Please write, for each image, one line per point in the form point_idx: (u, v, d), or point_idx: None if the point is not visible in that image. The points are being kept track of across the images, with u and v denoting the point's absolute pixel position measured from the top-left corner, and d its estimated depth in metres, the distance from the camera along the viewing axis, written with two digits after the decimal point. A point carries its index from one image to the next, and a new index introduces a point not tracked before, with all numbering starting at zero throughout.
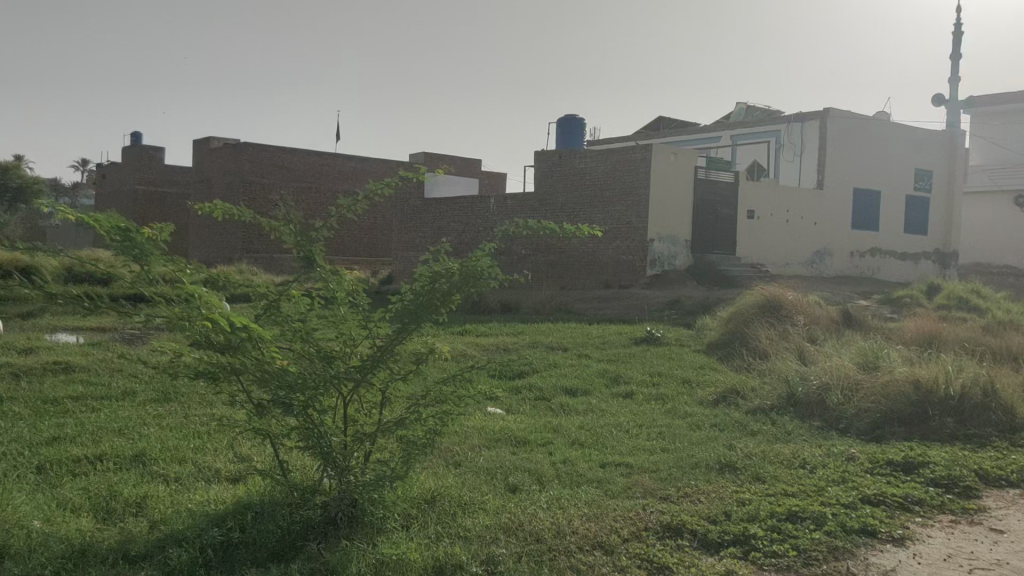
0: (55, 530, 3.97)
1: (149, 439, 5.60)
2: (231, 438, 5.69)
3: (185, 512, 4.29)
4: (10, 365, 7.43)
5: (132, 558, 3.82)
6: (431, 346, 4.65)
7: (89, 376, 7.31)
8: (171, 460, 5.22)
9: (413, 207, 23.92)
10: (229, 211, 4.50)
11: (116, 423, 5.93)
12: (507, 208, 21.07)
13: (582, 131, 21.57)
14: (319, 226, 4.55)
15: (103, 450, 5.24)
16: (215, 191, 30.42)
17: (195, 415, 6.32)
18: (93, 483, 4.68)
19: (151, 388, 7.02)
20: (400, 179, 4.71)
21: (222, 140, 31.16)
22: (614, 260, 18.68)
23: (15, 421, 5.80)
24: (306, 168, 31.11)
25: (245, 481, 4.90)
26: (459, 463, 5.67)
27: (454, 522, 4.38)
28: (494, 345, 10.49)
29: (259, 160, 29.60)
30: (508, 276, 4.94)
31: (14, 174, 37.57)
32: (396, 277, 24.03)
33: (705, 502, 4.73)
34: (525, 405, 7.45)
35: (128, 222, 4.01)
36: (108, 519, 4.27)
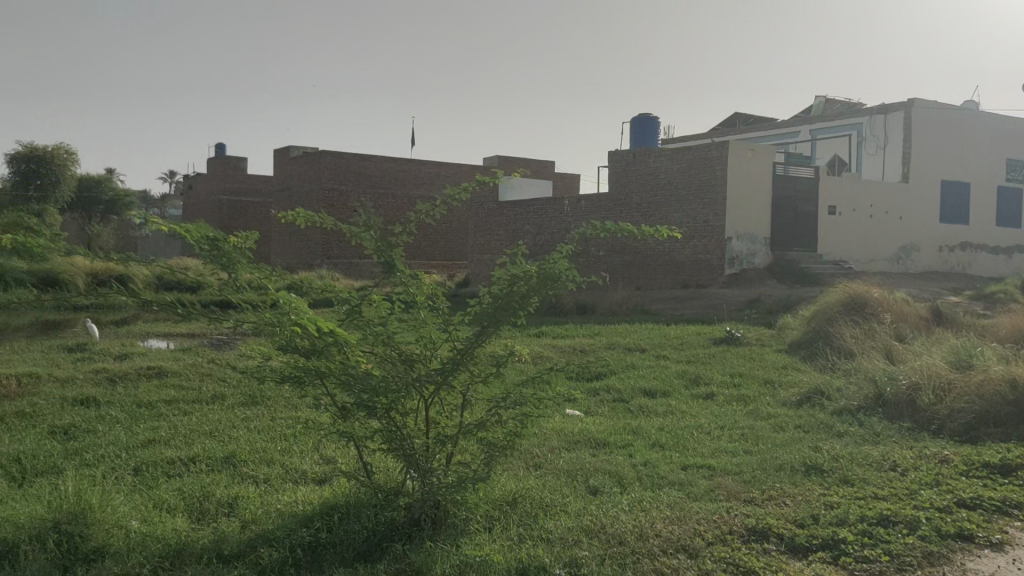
0: (152, 529, 4.11)
1: (238, 441, 5.78)
2: (316, 441, 5.83)
3: (275, 513, 4.42)
4: (106, 371, 7.75)
5: (226, 557, 3.94)
6: (511, 348, 4.67)
7: (182, 381, 7.55)
8: (260, 461, 5.38)
9: (488, 210, 24.07)
10: (311, 220, 4.60)
11: (207, 426, 6.13)
12: (581, 209, 21.06)
13: (656, 129, 21.36)
14: (398, 232, 4.62)
15: (196, 453, 5.43)
16: (296, 199, 31.21)
17: (281, 418, 6.50)
18: (186, 484, 4.86)
19: (239, 392, 7.23)
20: (476, 184, 4.74)
21: (301, 149, 32.02)
22: (690, 259, 18.42)
23: (113, 424, 6.05)
24: (382, 174, 31.60)
25: (331, 483, 5.01)
26: (539, 464, 5.68)
27: (536, 524, 4.38)
28: (571, 347, 10.47)
29: (336, 168, 30.34)
30: (583, 279, 4.91)
31: (106, 187, 39.16)
32: (473, 280, 24.22)
33: (792, 505, 4.63)
34: (604, 406, 7.43)
35: (217, 230, 4.20)
36: (203, 519, 4.42)
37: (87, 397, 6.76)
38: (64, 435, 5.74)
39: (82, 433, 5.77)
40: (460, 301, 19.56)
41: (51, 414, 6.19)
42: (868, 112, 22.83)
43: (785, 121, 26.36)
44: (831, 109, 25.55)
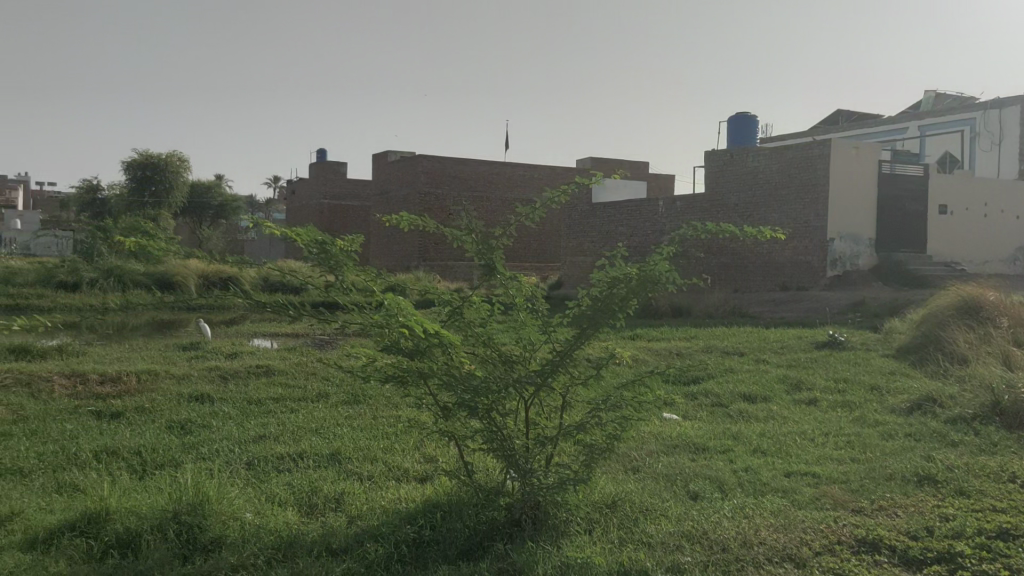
0: (265, 522, 4.27)
1: (342, 439, 5.95)
2: (417, 439, 5.95)
3: (379, 510, 4.54)
4: (218, 368, 8.10)
5: (334, 550, 4.07)
6: (611, 350, 4.65)
7: (288, 379, 7.83)
8: (364, 459, 5.52)
9: (581, 212, 24.04)
10: (414, 223, 4.69)
11: (313, 423, 6.34)
12: (677, 210, 20.81)
13: (754, 128, 20.91)
14: (499, 234, 4.67)
15: (304, 449, 5.62)
16: (394, 202, 31.88)
17: (382, 416, 6.65)
18: (295, 479, 5.04)
19: (342, 390, 7.45)
20: (576, 187, 4.75)
21: (399, 153, 32.71)
22: (790, 260, 17.94)
23: (226, 420, 6.32)
24: (476, 177, 31.92)
25: (432, 481, 5.11)
26: (638, 468, 5.65)
27: (636, 528, 4.36)
28: (667, 350, 10.36)
29: (433, 171, 30.83)
30: (683, 282, 4.85)
31: (215, 192, 40.86)
32: (566, 282, 24.23)
33: (903, 516, 4.47)
34: (703, 411, 7.32)
35: (326, 235, 4.35)
36: (311, 513, 4.57)
37: (202, 394, 7.07)
38: (181, 429, 6.03)
39: (198, 428, 6.04)
40: (557, 303, 19.59)
41: (169, 409, 6.51)
42: (982, 108, 21.95)
43: (891, 117, 25.43)
44: (941, 104, 24.53)
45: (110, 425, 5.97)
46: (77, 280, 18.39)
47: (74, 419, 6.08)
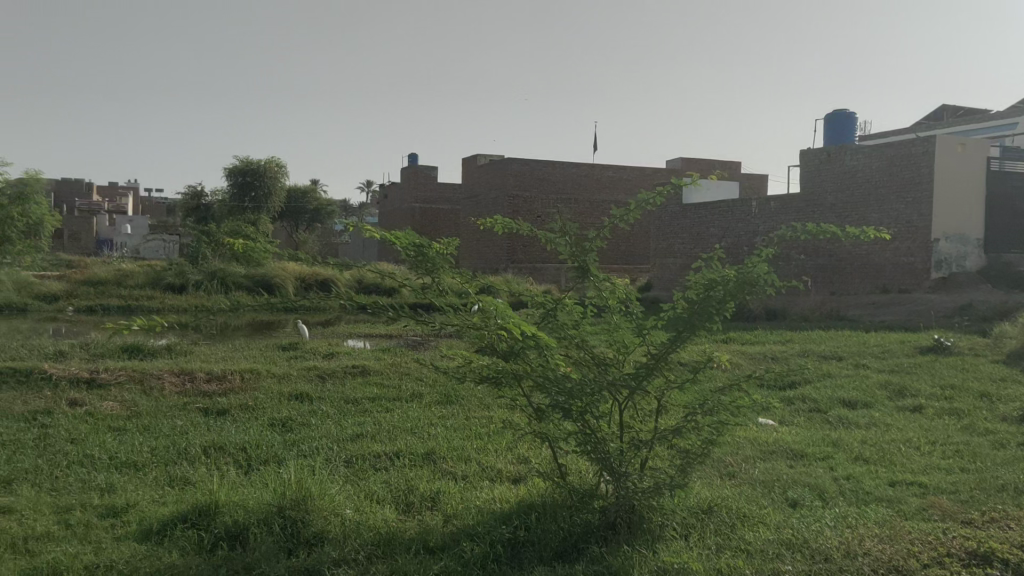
0: (365, 518, 4.38)
1: (437, 439, 6.04)
2: (509, 440, 6.00)
3: (475, 509, 4.59)
4: (316, 368, 8.33)
5: (431, 548, 4.14)
6: (707, 353, 4.58)
7: (383, 379, 7.99)
8: (458, 459, 5.60)
9: (671, 214, 23.76)
10: (508, 226, 4.71)
11: (408, 423, 6.46)
12: (770, 211, 20.38)
13: (851, 126, 20.28)
14: (592, 237, 4.65)
15: (400, 448, 5.73)
16: (484, 205, 32.20)
17: (474, 417, 6.72)
18: (392, 477, 5.14)
19: (435, 391, 7.56)
20: (671, 188, 4.69)
21: (488, 157, 33.06)
22: (892, 262, 17.31)
23: (324, 418, 6.50)
24: (565, 179, 31.90)
25: (525, 482, 5.14)
26: (734, 473, 5.55)
27: (733, 534, 4.29)
28: (762, 354, 10.14)
29: (521, 174, 31.04)
30: (782, 284, 4.73)
31: (311, 197, 42.09)
32: (656, 285, 23.99)
33: (1019, 529, 4.26)
34: (800, 417, 7.14)
35: (423, 238, 4.43)
36: (408, 512, 4.66)
37: (301, 393, 7.29)
38: (283, 427, 6.23)
39: (298, 426, 6.23)
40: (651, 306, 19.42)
41: (271, 407, 6.74)
42: None
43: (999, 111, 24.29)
44: None
45: (217, 422, 6.21)
46: (183, 283, 19.19)
47: (182, 415, 6.35)
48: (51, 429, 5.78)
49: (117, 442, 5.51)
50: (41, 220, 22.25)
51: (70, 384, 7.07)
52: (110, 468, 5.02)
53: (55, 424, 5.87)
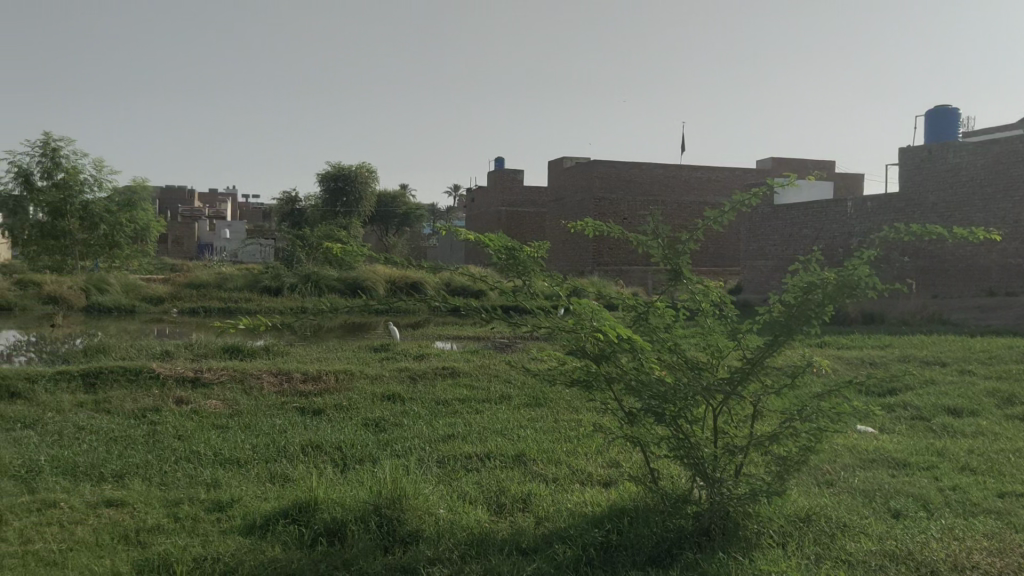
0: (458, 519, 4.43)
1: (527, 441, 6.07)
2: (599, 444, 5.98)
3: (567, 512, 4.60)
4: (408, 369, 8.49)
5: (524, 549, 4.16)
6: (805, 358, 4.46)
7: (472, 381, 8.08)
8: (548, 461, 5.61)
9: (762, 215, 23.25)
10: (598, 229, 4.68)
11: (498, 425, 6.51)
12: (868, 211, 19.77)
13: (954, 122, 19.47)
14: (686, 238, 4.58)
15: (491, 449, 5.78)
16: (570, 208, 32.20)
17: (564, 420, 6.73)
18: (484, 478, 5.19)
19: (524, 393, 7.59)
20: (768, 188, 4.57)
21: (575, 160, 33.05)
22: (999, 264, 16.54)
23: (416, 419, 6.61)
24: (652, 181, 31.58)
25: (616, 485, 5.12)
26: (831, 482, 5.40)
27: (834, 544, 4.18)
28: (859, 359, 9.83)
29: (607, 177, 30.94)
30: (884, 287, 4.56)
31: (400, 202, 42.90)
32: (746, 287, 23.53)
33: None
34: (901, 424, 6.89)
35: (515, 242, 4.46)
36: (501, 513, 4.69)
37: (393, 394, 7.43)
38: (376, 427, 6.36)
39: (391, 426, 6.36)
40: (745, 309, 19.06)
41: (364, 407, 6.89)
42: None
43: None
44: None
45: (314, 421, 6.39)
46: (279, 286, 19.80)
47: (281, 414, 6.55)
48: (159, 425, 6.05)
49: (221, 439, 5.72)
50: (147, 226, 23.34)
51: (176, 382, 7.39)
52: (216, 464, 5.22)
53: (163, 421, 6.14)
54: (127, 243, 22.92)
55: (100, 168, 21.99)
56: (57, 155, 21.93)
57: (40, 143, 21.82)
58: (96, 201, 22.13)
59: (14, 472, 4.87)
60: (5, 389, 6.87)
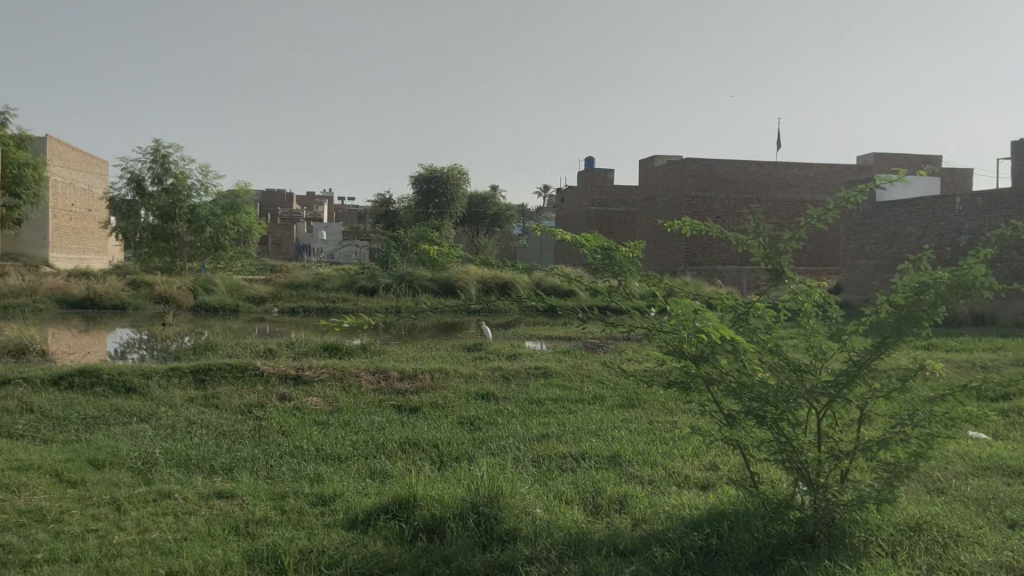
0: (555, 519, 4.43)
1: (621, 442, 6.03)
2: (696, 446, 5.90)
3: (664, 514, 4.55)
4: (501, 368, 8.55)
5: (622, 551, 4.13)
6: (916, 360, 4.27)
7: (564, 381, 8.09)
8: (643, 462, 5.57)
9: (862, 213, 22.51)
10: (697, 228, 4.60)
11: (592, 425, 6.49)
12: (977, 208, 18.93)
13: None
14: (788, 238, 4.46)
15: (585, 450, 5.77)
16: (662, 208, 31.86)
17: (658, 421, 6.66)
18: (579, 479, 5.18)
19: (618, 394, 7.54)
20: (876, 184, 4.39)
21: (666, 158, 32.69)
22: None
23: (509, 418, 6.65)
24: (746, 179, 30.93)
25: (714, 489, 5.04)
26: (942, 490, 5.18)
27: (946, 555, 4.02)
28: (971, 362, 9.40)
29: (700, 175, 30.49)
30: (1002, 286, 4.32)
31: (491, 203, 43.29)
32: (846, 287, 22.84)
33: None
34: (1017, 431, 6.56)
35: (612, 242, 4.44)
36: (597, 513, 4.68)
37: (487, 393, 7.49)
38: (471, 425, 6.44)
39: (485, 424, 6.41)
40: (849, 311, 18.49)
41: (459, 406, 6.97)
42: None
43: None
44: None
45: (410, 419, 6.51)
46: (374, 286, 20.25)
47: (379, 411, 6.70)
48: (264, 421, 6.27)
49: (322, 435, 5.88)
50: (249, 228, 24.19)
51: (280, 379, 7.65)
52: (318, 459, 5.37)
53: (267, 417, 6.35)
54: (231, 245, 23.81)
55: (206, 172, 22.93)
56: (167, 161, 22.96)
57: (152, 149, 22.89)
58: (203, 205, 23.07)
59: (131, 463, 5.12)
60: (122, 383, 7.23)
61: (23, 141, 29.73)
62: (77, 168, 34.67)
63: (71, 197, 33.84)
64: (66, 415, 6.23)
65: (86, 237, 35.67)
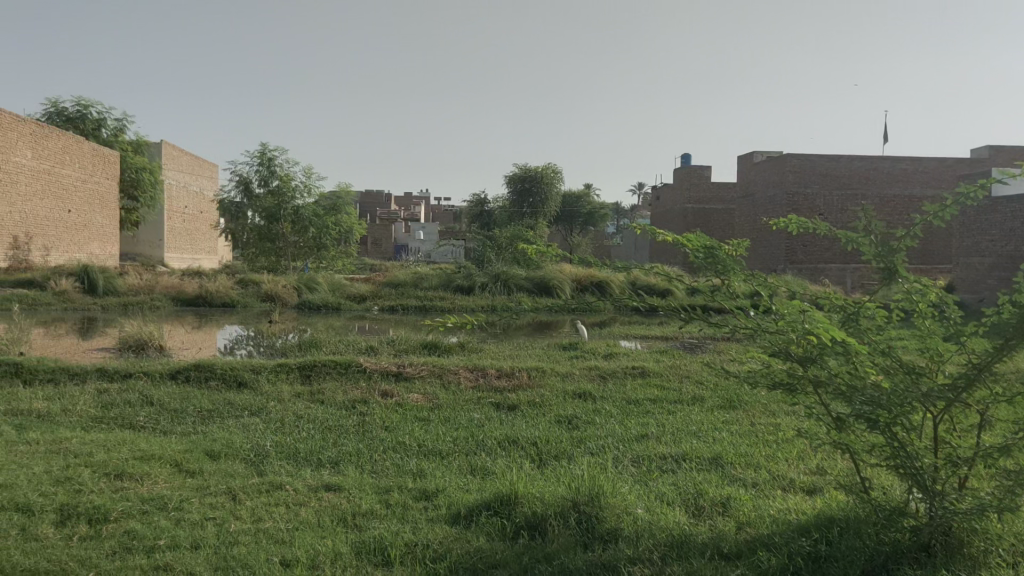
0: (657, 520, 4.39)
1: (722, 443, 5.94)
2: (801, 449, 5.76)
3: (769, 518, 4.45)
4: (597, 368, 8.52)
5: (726, 555, 4.06)
6: None
7: (663, 381, 8.01)
8: (746, 465, 5.46)
9: (978, 208, 21.44)
10: (804, 226, 4.48)
11: (692, 426, 6.40)
12: None
13: None
14: (901, 235, 4.28)
15: (686, 451, 5.70)
16: (763, 205, 31.16)
17: (761, 423, 6.52)
18: (680, 480, 5.12)
19: (718, 396, 7.42)
20: (996, 178, 4.17)
21: (766, 154, 31.98)
22: None
23: (607, 417, 6.62)
24: (849, 174, 29.90)
25: (821, 493, 4.90)
26: None
27: None
28: None
29: (801, 171, 29.67)
30: None
31: (585, 202, 43.16)
32: (959, 286, 21.80)
33: None
34: None
35: (714, 240, 4.38)
36: (699, 515, 4.61)
37: (584, 392, 7.47)
38: (569, 424, 6.45)
39: (583, 424, 6.40)
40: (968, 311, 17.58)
41: (556, 405, 6.98)
42: None
43: None
44: None
45: (509, 416, 6.57)
46: (470, 284, 20.45)
47: (478, 408, 6.77)
48: (368, 417, 6.42)
49: (423, 431, 6.00)
50: (349, 229, 24.80)
51: (382, 375, 7.83)
52: (420, 455, 5.47)
53: (370, 412, 6.52)
54: (333, 245, 24.45)
55: (308, 174, 23.64)
56: (272, 163, 23.79)
57: (258, 153, 23.75)
58: (306, 206, 23.79)
59: (245, 455, 5.33)
60: (234, 378, 7.54)
61: (140, 146, 31.26)
62: (189, 171, 36.25)
63: (184, 199, 35.39)
64: (183, 407, 6.53)
65: (198, 238, 37.26)
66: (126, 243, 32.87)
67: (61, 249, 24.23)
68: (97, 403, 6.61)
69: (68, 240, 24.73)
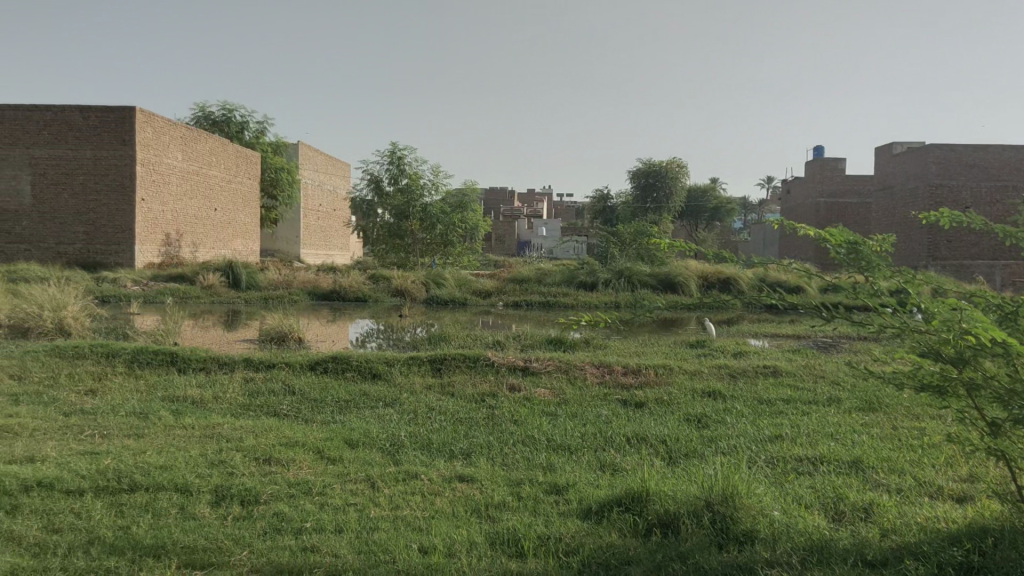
0: (795, 523, 4.28)
1: (862, 446, 5.70)
2: (949, 456, 5.46)
3: (915, 526, 4.25)
4: (728, 367, 8.33)
5: (871, 562, 3.90)
6: None
7: (797, 381, 7.75)
8: (889, 470, 5.23)
9: None
10: (956, 220, 4.23)
11: (829, 428, 6.18)
12: None
13: None
14: None
15: (824, 453, 5.51)
16: (904, 198, 29.71)
17: (904, 427, 6.23)
18: (818, 483, 4.97)
19: (856, 397, 7.13)
20: None
21: (907, 145, 30.51)
22: None
23: (738, 417, 6.47)
24: (999, 165, 28.08)
25: (972, 502, 4.64)
26: None
27: None
28: None
29: (945, 162, 28.11)
30: None
31: (711, 196, 42.30)
32: None
33: None
34: None
35: (857, 236, 4.22)
36: (839, 520, 4.45)
37: (713, 391, 7.33)
38: (699, 422, 6.35)
39: (713, 423, 6.29)
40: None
41: (684, 403, 6.88)
42: None
43: None
44: None
45: (638, 413, 6.52)
46: (594, 280, 20.37)
47: (605, 405, 6.76)
48: (497, 410, 6.52)
49: (552, 426, 6.03)
50: (475, 225, 25.19)
51: (509, 370, 7.93)
52: (550, 449, 5.50)
53: (499, 406, 6.61)
54: (459, 242, 24.89)
55: (436, 172, 24.20)
56: (401, 162, 24.49)
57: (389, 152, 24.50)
58: (433, 203, 24.34)
59: (381, 444, 5.51)
60: (369, 369, 7.81)
61: (279, 147, 32.80)
62: (324, 171, 37.75)
63: (319, 198, 36.88)
64: (323, 397, 6.81)
65: (331, 235, 38.75)
66: (265, 240, 34.57)
67: (206, 245, 25.69)
68: (245, 391, 6.98)
69: (212, 237, 26.19)
